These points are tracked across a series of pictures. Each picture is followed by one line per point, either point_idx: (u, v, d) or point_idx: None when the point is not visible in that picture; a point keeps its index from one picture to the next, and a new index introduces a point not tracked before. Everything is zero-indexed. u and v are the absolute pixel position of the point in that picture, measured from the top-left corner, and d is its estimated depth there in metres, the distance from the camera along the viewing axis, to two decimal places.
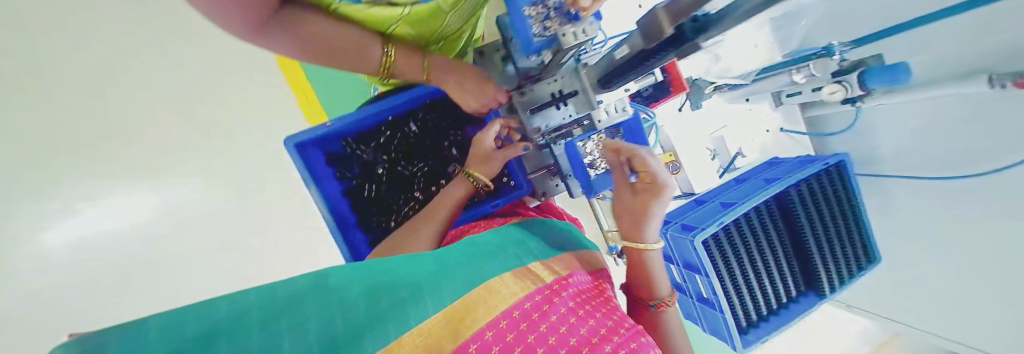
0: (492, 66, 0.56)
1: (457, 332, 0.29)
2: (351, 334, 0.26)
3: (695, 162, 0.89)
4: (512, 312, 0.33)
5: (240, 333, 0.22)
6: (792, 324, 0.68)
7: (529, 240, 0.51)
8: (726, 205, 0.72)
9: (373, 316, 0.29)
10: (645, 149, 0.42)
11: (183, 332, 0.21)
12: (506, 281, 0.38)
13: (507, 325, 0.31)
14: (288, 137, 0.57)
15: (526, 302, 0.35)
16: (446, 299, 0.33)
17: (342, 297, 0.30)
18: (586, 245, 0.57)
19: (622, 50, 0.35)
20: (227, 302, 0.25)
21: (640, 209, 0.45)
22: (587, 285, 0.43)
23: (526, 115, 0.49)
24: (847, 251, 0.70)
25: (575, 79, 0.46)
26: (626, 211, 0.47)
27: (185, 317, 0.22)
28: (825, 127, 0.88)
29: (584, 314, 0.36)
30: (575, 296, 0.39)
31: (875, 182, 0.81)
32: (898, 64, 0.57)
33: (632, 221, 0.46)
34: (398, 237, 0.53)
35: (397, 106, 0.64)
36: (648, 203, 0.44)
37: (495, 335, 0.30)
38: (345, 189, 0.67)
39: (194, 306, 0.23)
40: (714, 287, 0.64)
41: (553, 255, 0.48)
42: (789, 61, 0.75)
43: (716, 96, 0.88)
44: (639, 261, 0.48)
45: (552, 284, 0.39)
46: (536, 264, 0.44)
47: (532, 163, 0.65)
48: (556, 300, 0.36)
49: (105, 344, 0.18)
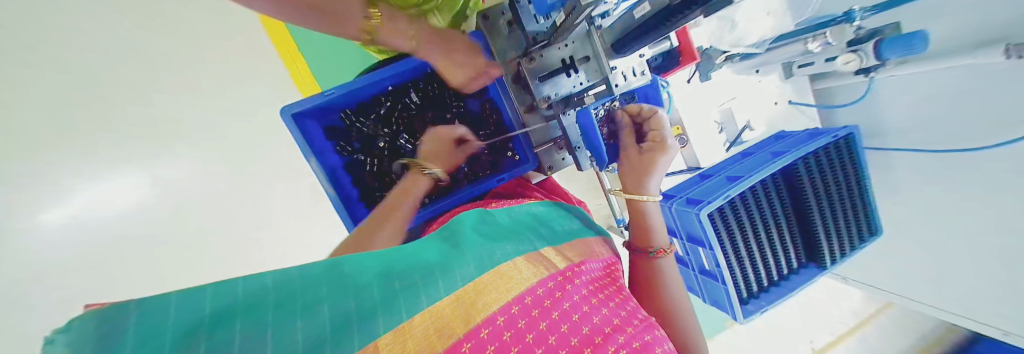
0: (498, 31, 0.54)
1: (470, 315, 0.28)
2: (364, 315, 0.25)
3: (703, 135, 0.89)
4: (523, 299, 0.31)
5: (254, 318, 0.22)
6: (792, 294, 0.70)
7: (540, 226, 0.50)
8: (732, 179, 0.71)
9: (386, 297, 0.27)
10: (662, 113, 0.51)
11: (199, 311, 0.20)
12: (518, 265, 0.36)
13: (519, 311, 0.30)
14: (286, 106, 0.55)
15: (538, 288, 0.33)
16: (457, 281, 0.31)
17: (355, 279, 0.29)
18: (601, 231, 0.57)
19: (645, 9, 0.35)
20: (243, 282, 0.24)
21: (646, 165, 0.49)
22: (600, 272, 0.42)
23: (535, 82, 0.49)
24: (850, 223, 0.70)
25: (587, 45, 0.47)
26: (631, 168, 0.51)
27: (203, 295, 0.21)
28: (833, 99, 0.87)
29: (597, 302, 0.35)
30: (588, 284, 0.38)
31: (881, 156, 0.80)
32: (916, 31, 0.54)
33: (636, 175, 0.50)
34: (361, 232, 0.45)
35: (396, 76, 0.61)
36: (653, 161, 0.49)
37: (506, 320, 0.28)
38: (346, 163, 0.65)
39: (212, 284, 0.22)
40: (718, 259, 0.65)
41: (565, 241, 0.47)
42: (804, 29, 0.71)
43: (725, 66, 0.85)
44: (639, 213, 0.51)
45: (565, 271, 0.38)
46: (548, 250, 0.42)
47: (537, 136, 0.63)
48: (568, 287, 0.35)
49: (124, 322, 0.17)
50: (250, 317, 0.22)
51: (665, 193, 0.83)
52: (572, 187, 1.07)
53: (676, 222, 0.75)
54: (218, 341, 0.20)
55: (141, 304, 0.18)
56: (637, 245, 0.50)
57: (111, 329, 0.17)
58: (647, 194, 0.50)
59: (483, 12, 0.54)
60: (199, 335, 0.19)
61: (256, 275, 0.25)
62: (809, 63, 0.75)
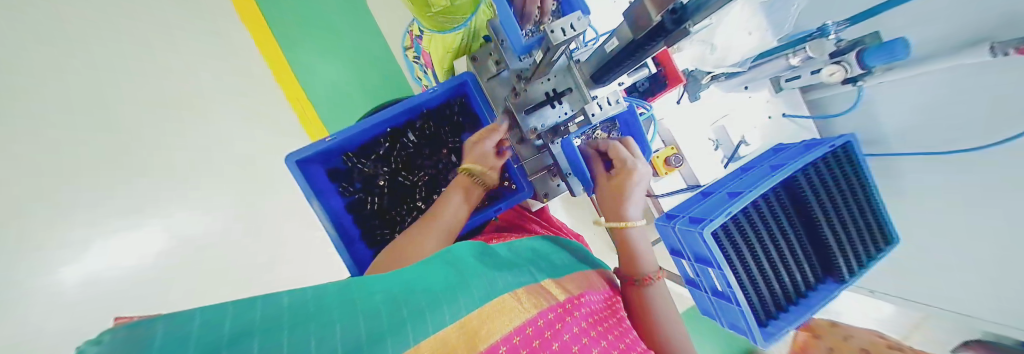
0: (487, 71, 0.59)
1: (472, 342, 0.28)
2: (372, 341, 0.25)
3: (699, 152, 0.91)
4: (524, 329, 0.31)
5: (270, 339, 0.21)
6: (814, 313, 0.65)
7: (539, 258, 0.50)
8: (733, 194, 0.70)
9: (394, 324, 0.27)
10: (622, 142, 0.53)
11: (217, 332, 0.20)
12: (517, 296, 0.36)
13: (521, 341, 0.30)
14: (290, 153, 0.58)
15: (539, 318, 0.33)
16: (462, 310, 0.30)
17: (364, 304, 0.28)
18: (598, 264, 0.57)
19: (615, 43, 0.39)
20: (260, 306, 0.24)
21: (617, 189, 0.51)
22: (600, 305, 0.42)
23: (522, 115, 0.54)
24: (862, 232, 0.68)
25: (568, 77, 0.51)
26: (607, 199, 0.53)
27: (224, 319, 0.21)
28: (827, 109, 0.88)
29: (596, 335, 0.35)
30: (588, 316, 0.37)
31: (886, 162, 0.78)
32: (893, 41, 0.55)
33: (613, 203, 0.51)
34: (384, 256, 0.48)
35: (393, 117, 0.65)
36: (625, 181, 0.51)
37: (509, 351, 0.28)
38: (349, 203, 0.67)
39: (233, 304, 0.22)
40: (729, 279, 0.61)
41: (566, 273, 0.47)
42: (785, 45, 0.74)
43: (714, 85, 0.89)
44: (621, 239, 0.51)
45: (565, 303, 0.38)
46: (548, 281, 0.42)
47: (532, 166, 0.65)
48: (568, 319, 0.35)
49: (151, 335, 0.17)
50: (266, 338, 0.21)
51: (668, 213, 0.83)
52: (573, 212, 1.08)
53: (682, 241, 0.73)
54: None
55: (166, 322, 0.18)
56: (625, 274, 0.51)
57: (140, 337, 0.17)
58: (626, 220, 0.50)
59: (471, 55, 0.59)
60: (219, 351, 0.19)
61: (271, 299, 0.25)
62: (795, 77, 0.77)
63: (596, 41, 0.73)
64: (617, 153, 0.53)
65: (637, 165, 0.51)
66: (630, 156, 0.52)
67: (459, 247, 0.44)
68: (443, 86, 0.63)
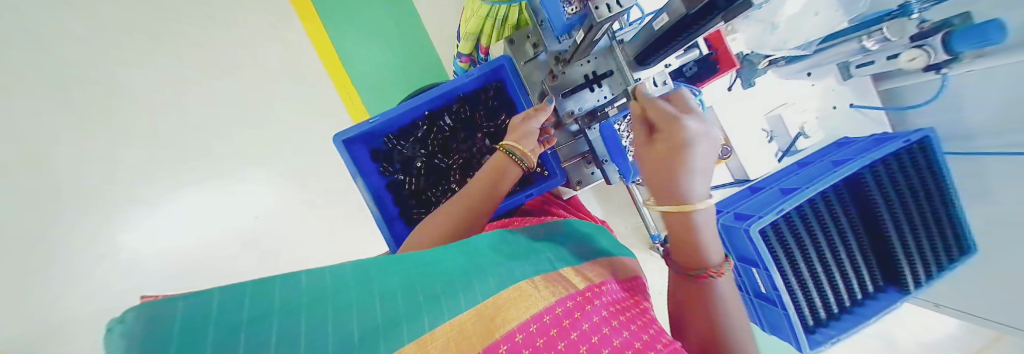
0: (525, 53, 0.58)
1: (489, 329, 0.28)
2: (386, 326, 0.26)
3: (749, 143, 0.83)
4: (541, 317, 0.30)
5: (289, 320, 0.23)
6: (871, 322, 0.58)
7: (559, 244, 0.49)
8: (787, 191, 0.64)
9: (410, 309, 0.28)
10: (660, 97, 0.40)
11: (236, 315, 0.21)
12: (534, 284, 0.36)
13: (538, 329, 0.29)
14: (337, 133, 0.62)
15: (556, 308, 0.32)
16: (477, 297, 0.31)
17: (382, 291, 0.30)
18: (624, 253, 0.56)
19: (663, 19, 0.36)
20: (279, 290, 0.25)
21: (664, 163, 0.38)
22: (622, 294, 0.40)
23: (559, 98, 0.54)
24: (934, 240, 0.60)
25: (609, 59, 0.50)
26: (651, 171, 0.40)
27: (244, 297, 0.22)
28: (904, 100, 0.77)
29: (618, 325, 0.32)
30: (609, 305, 0.36)
31: (968, 162, 0.67)
32: (988, 22, 0.47)
33: (657, 181, 0.40)
34: (413, 242, 0.50)
35: (431, 101, 0.68)
36: (669, 152, 0.38)
37: (526, 338, 0.28)
38: (389, 182, 0.72)
39: (253, 283, 0.24)
40: (776, 281, 0.56)
41: (586, 260, 0.46)
42: (857, 25, 0.66)
43: (771, 70, 0.81)
44: (674, 227, 0.40)
45: (585, 292, 0.37)
46: (568, 270, 0.42)
47: (565, 151, 0.66)
48: (588, 308, 0.33)
49: (173, 316, 0.18)
50: (283, 319, 0.23)
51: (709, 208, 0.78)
52: (605, 200, 1.06)
53: (724, 239, 0.68)
54: (253, 345, 0.20)
55: (186, 301, 0.19)
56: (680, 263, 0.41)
57: (161, 320, 0.18)
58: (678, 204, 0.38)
59: (508, 38, 0.58)
60: (238, 331, 0.20)
61: (294, 281, 0.26)
62: (868, 62, 0.68)
63: (642, 20, 0.68)
64: (659, 112, 0.39)
65: (686, 125, 0.37)
66: (676, 112, 0.38)
67: (478, 238, 0.44)
68: (478, 69, 0.63)
